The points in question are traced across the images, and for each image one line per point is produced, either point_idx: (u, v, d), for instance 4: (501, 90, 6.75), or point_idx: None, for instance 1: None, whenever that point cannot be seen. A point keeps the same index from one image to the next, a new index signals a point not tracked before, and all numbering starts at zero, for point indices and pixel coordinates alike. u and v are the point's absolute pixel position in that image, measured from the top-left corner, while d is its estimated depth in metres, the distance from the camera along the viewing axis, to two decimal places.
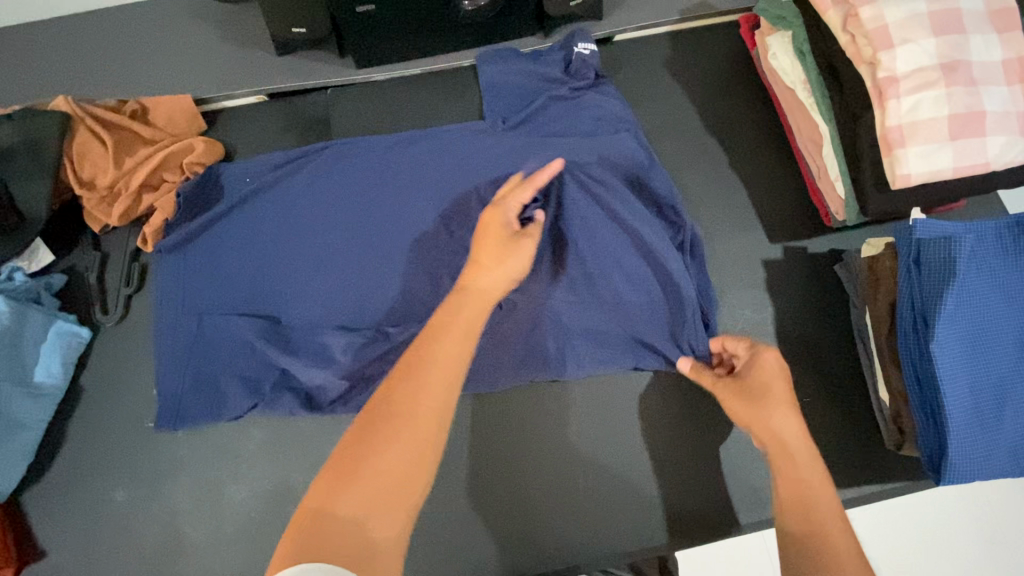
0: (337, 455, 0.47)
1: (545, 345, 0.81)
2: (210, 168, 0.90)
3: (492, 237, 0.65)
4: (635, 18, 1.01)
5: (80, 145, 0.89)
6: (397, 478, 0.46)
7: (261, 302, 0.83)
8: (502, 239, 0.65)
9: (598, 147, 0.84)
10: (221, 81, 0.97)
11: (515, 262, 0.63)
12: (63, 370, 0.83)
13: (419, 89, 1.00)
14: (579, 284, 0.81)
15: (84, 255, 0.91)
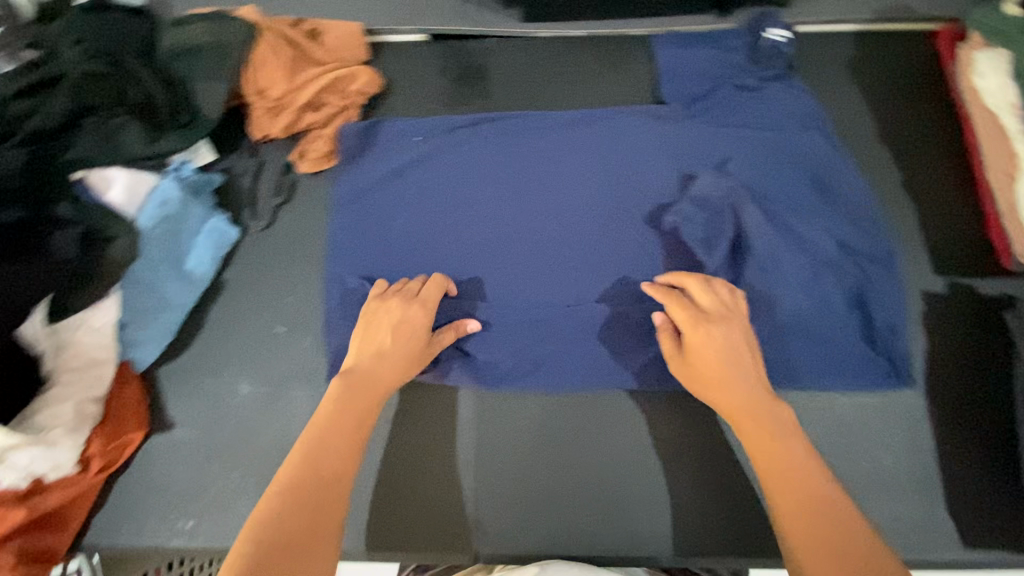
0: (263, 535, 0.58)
1: None
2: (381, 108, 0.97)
3: (388, 328, 0.77)
4: (820, 13, 0.96)
5: (260, 55, 0.92)
6: (312, 543, 0.59)
7: (423, 250, 0.89)
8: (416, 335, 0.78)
9: (778, 143, 0.88)
10: (395, 17, 1.01)
11: (398, 369, 0.75)
12: (212, 261, 0.88)
13: (580, 51, 0.98)
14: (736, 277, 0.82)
15: (242, 160, 0.96)
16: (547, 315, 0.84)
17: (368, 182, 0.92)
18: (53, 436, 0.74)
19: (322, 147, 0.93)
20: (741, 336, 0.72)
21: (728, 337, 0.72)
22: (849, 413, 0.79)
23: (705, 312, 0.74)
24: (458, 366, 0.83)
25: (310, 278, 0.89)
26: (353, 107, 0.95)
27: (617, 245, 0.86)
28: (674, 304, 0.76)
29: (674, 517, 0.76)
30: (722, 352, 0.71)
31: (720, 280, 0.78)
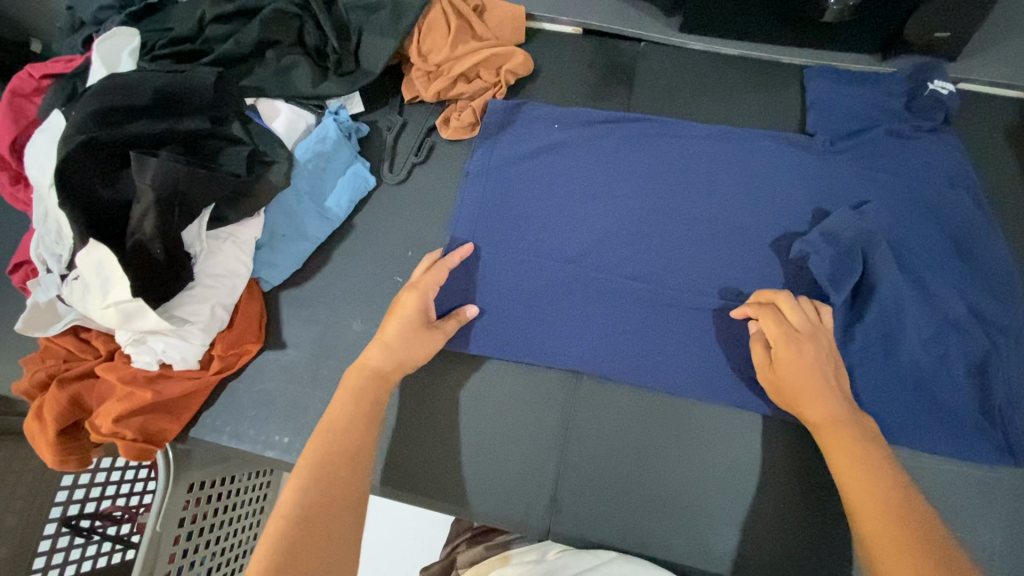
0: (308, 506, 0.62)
1: None
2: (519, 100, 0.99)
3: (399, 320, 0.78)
4: (989, 72, 0.94)
5: (431, 22, 0.97)
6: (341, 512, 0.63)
7: (545, 234, 0.91)
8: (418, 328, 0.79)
9: (922, 193, 0.87)
10: (557, 7, 1.04)
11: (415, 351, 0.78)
12: (347, 205, 0.94)
13: (730, 69, 1.00)
14: (857, 321, 0.80)
15: (388, 116, 1.01)
16: (652, 317, 0.85)
17: (504, 159, 0.96)
18: (188, 329, 0.81)
19: (466, 117, 0.97)
20: (825, 361, 0.72)
21: (819, 359, 0.72)
22: (952, 480, 0.77)
23: (797, 331, 0.74)
24: (561, 348, 0.85)
25: (433, 236, 0.94)
26: (502, 85, 0.99)
27: (739, 264, 0.86)
28: (768, 319, 0.75)
29: (752, 541, 0.76)
30: (814, 372, 0.71)
31: (805, 300, 0.79)
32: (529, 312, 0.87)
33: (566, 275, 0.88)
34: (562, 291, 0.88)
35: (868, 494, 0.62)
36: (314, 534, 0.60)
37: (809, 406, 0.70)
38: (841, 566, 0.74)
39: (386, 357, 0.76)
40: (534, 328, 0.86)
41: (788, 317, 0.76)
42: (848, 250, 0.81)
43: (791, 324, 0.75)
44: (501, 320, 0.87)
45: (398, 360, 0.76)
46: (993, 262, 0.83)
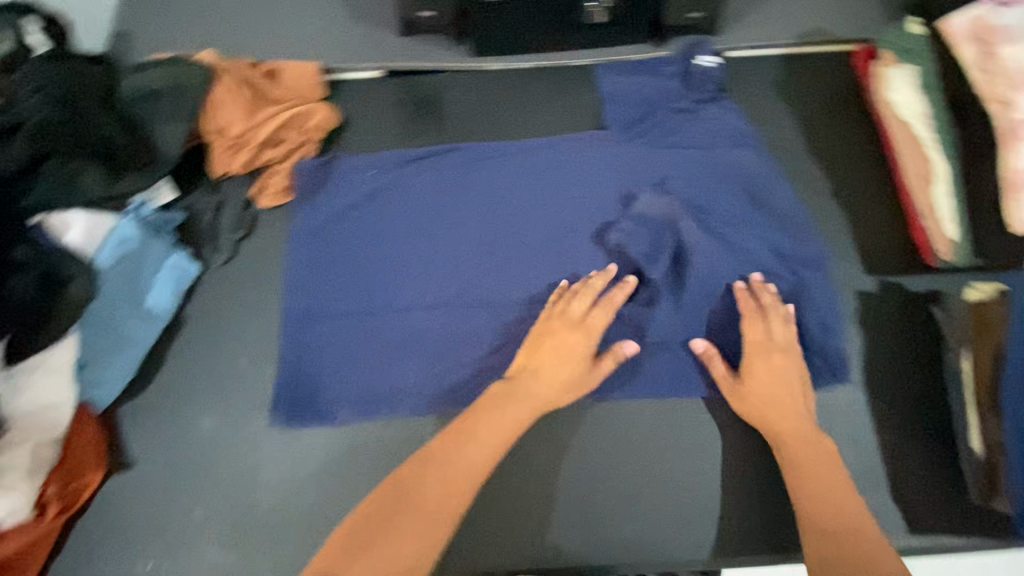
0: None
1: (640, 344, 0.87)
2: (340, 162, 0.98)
3: (551, 349, 0.82)
4: (750, 37, 1.03)
5: (218, 97, 0.95)
6: None
7: (384, 279, 0.92)
8: (582, 363, 0.82)
9: (715, 158, 0.96)
10: (347, 53, 1.03)
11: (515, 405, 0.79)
12: (172, 299, 0.89)
13: (527, 81, 1.04)
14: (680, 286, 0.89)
15: (202, 197, 0.97)
16: (503, 334, 0.88)
17: (330, 215, 0.96)
18: (8, 480, 0.73)
19: (280, 182, 0.96)
20: (797, 373, 0.81)
21: (797, 373, 0.81)
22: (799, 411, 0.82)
23: (780, 342, 0.82)
24: (422, 389, 0.86)
25: (273, 309, 0.91)
26: (311, 142, 0.98)
27: (568, 261, 0.92)
28: (756, 324, 0.83)
29: (635, 520, 0.79)
30: (790, 385, 0.80)
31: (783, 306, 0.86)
32: (382, 361, 0.87)
33: (411, 317, 0.89)
34: (411, 336, 0.88)
35: (824, 503, 0.72)
36: None
37: (779, 416, 0.78)
38: (715, 517, 0.79)
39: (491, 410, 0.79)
40: (393, 374, 0.86)
41: (776, 331, 0.83)
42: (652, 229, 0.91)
43: (777, 335, 0.82)
44: (356, 375, 0.86)
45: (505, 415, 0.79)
46: (782, 205, 0.93)
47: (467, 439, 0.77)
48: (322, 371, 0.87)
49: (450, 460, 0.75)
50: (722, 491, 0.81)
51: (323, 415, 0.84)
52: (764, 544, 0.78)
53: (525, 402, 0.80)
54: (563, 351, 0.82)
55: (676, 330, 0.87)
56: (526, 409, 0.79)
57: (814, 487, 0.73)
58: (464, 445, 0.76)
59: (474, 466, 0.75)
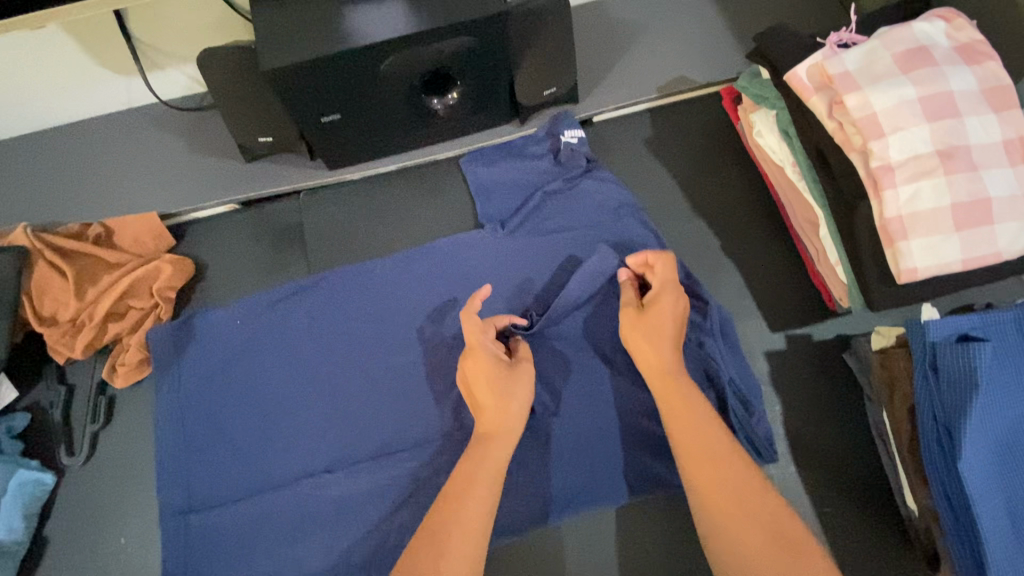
0: None
1: (556, 462, 0.80)
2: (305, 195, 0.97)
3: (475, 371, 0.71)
4: (613, 98, 0.99)
5: (43, 281, 0.84)
6: None
7: (266, 449, 0.81)
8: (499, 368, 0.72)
9: (602, 234, 0.91)
10: (190, 194, 0.94)
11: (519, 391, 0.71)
12: (25, 525, 0.78)
13: (395, 186, 0.98)
14: (587, 384, 0.83)
15: (48, 390, 0.86)
16: (406, 485, 0.78)
17: (196, 384, 0.84)
18: None
19: (132, 358, 0.85)
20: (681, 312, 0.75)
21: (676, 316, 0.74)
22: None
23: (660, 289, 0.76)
24: (325, 568, 0.75)
25: (146, 506, 0.80)
26: (163, 304, 0.87)
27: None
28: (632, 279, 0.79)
29: None
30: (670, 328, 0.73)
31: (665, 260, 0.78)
32: (276, 546, 0.76)
33: (300, 485, 0.79)
34: (304, 509, 0.78)
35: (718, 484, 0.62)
36: None
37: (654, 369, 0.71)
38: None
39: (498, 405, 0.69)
40: (291, 558, 0.76)
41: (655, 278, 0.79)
42: (547, 335, 0.85)
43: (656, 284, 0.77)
44: (252, 569, 0.75)
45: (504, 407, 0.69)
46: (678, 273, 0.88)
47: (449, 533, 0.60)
48: (213, 573, 0.75)
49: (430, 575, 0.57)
50: None
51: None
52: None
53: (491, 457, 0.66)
54: (485, 380, 0.71)
55: (595, 439, 0.81)
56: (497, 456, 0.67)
57: (706, 467, 0.63)
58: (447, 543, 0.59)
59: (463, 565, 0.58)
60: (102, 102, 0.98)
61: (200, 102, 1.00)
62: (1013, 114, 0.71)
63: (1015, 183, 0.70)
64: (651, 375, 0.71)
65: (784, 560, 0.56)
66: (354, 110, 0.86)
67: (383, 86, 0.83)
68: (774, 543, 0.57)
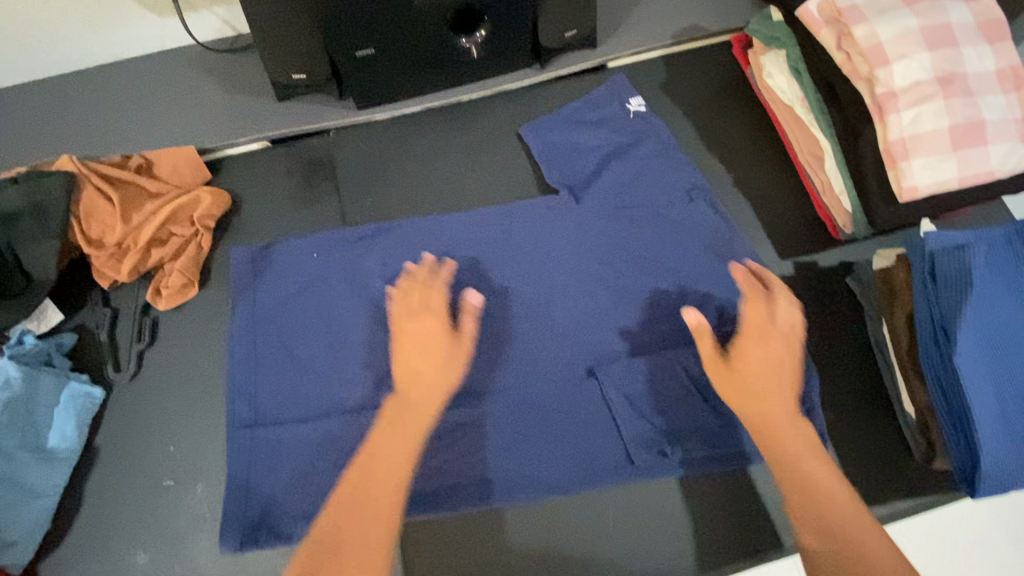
0: (320, 536, 0.57)
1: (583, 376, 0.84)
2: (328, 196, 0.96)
3: (415, 341, 0.71)
4: (628, 45, 1.04)
5: (88, 206, 0.88)
6: (383, 493, 0.60)
7: (310, 366, 0.86)
8: (444, 340, 0.71)
9: (621, 174, 0.97)
10: (226, 130, 0.98)
11: (450, 360, 0.70)
12: (78, 433, 0.82)
13: (421, 126, 1.02)
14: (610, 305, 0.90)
15: (93, 312, 0.90)
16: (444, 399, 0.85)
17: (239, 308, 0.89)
18: None
19: (175, 282, 0.89)
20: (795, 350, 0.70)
21: (789, 346, 0.70)
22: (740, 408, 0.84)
23: (781, 324, 0.72)
24: None
25: (193, 418, 0.85)
26: (203, 232, 0.91)
27: (498, 305, 0.90)
28: (753, 306, 0.73)
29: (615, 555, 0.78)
30: (782, 364, 0.68)
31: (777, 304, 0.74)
32: (319, 450, 0.81)
33: (342, 398, 0.84)
34: (345, 416, 0.83)
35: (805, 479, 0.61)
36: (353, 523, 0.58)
37: (765, 372, 0.68)
38: (694, 544, 0.79)
39: (420, 353, 0.70)
40: (333, 460, 0.80)
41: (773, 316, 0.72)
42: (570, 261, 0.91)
43: (773, 320, 0.72)
44: (298, 476, 0.80)
45: (438, 374, 0.69)
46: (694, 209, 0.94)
47: (378, 451, 0.63)
48: (259, 476, 0.80)
49: (379, 487, 0.60)
50: (690, 497, 0.82)
51: (273, 528, 0.78)
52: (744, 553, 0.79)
53: (410, 408, 0.66)
54: (415, 342, 0.71)
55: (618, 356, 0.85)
56: (404, 438, 0.64)
57: (807, 483, 0.60)
58: (360, 510, 0.59)
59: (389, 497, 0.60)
60: (137, 42, 1.02)
61: (233, 45, 1.04)
62: (1005, 46, 0.77)
63: (1006, 108, 0.76)
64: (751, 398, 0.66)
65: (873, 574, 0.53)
66: (388, 45, 0.90)
67: (416, 21, 0.88)
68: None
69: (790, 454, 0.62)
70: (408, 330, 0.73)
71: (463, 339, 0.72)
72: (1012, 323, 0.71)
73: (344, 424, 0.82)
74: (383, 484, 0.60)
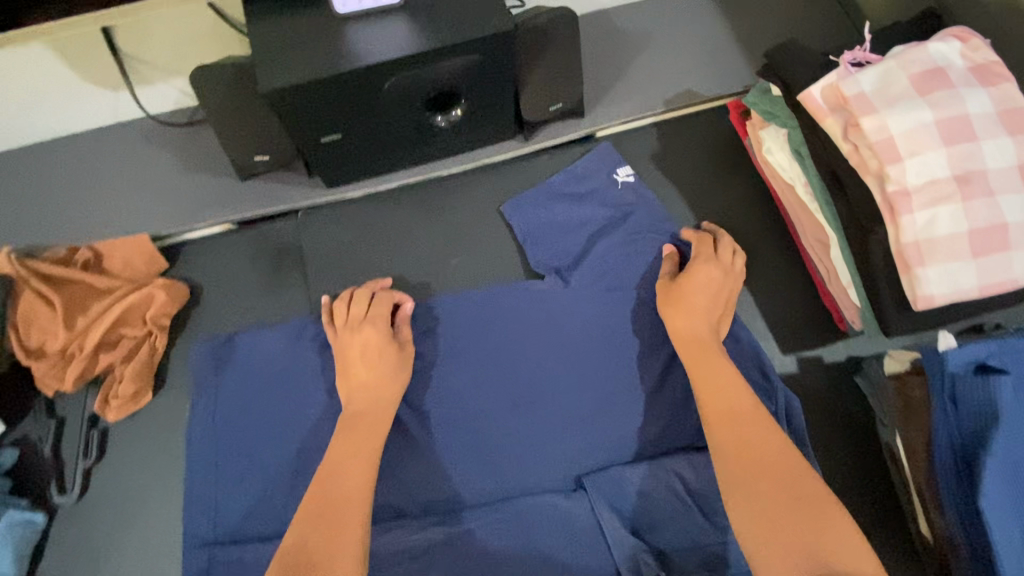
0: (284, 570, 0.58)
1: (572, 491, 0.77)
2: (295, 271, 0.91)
3: (360, 356, 0.78)
4: (617, 113, 0.97)
5: (29, 311, 0.80)
6: (351, 496, 0.65)
7: (271, 485, 0.78)
8: (386, 351, 0.78)
9: (614, 256, 0.89)
10: (183, 214, 0.90)
11: (387, 367, 0.77)
12: (15, 568, 0.74)
13: (396, 204, 0.95)
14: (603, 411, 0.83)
15: (37, 423, 0.82)
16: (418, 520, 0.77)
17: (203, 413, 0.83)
18: None
19: (126, 390, 0.81)
20: (725, 289, 0.79)
21: (720, 284, 0.79)
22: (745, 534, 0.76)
23: (728, 269, 0.80)
24: None
25: (148, 544, 0.78)
26: (158, 332, 0.84)
27: (480, 408, 0.83)
28: (702, 244, 0.83)
29: None
30: (713, 294, 0.78)
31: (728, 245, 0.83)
32: None
33: None
34: None
35: (724, 415, 0.66)
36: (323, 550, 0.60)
37: (696, 316, 0.76)
38: None
39: (365, 386, 0.76)
40: None
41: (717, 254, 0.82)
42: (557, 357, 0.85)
43: (721, 259, 0.81)
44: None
45: (384, 387, 0.76)
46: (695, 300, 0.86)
47: (332, 474, 0.67)
48: None
49: (336, 526, 0.62)
50: None
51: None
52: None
53: (365, 426, 0.72)
54: (361, 359, 0.77)
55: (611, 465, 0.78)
56: (367, 444, 0.70)
57: (737, 437, 0.64)
58: (340, 536, 0.61)
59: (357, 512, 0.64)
60: (86, 117, 0.94)
61: (191, 117, 0.96)
62: None
63: None
64: (684, 345, 0.75)
65: (806, 530, 0.56)
66: (355, 129, 0.82)
67: (384, 106, 0.80)
68: (798, 528, 0.57)
69: (751, 449, 0.63)
70: (347, 362, 0.78)
71: (398, 355, 0.79)
72: None
73: None
74: (349, 487, 0.66)
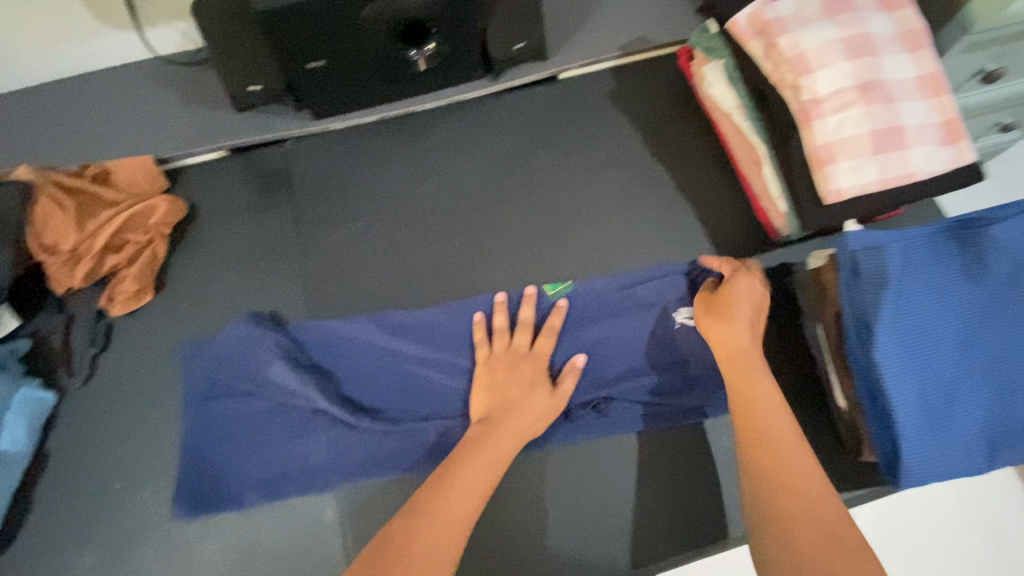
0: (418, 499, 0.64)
1: None
2: (285, 203, 1.00)
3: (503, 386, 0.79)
4: (577, 56, 1.07)
5: (43, 214, 0.90)
6: (483, 481, 0.67)
7: (254, 390, 0.84)
8: (540, 384, 0.80)
9: (573, 182, 1.00)
10: (184, 140, 1.01)
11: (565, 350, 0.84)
12: (29, 437, 0.83)
13: (378, 136, 1.05)
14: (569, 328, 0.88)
15: (50, 318, 0.91)
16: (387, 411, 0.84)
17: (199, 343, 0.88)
18: None
19: (129, 287, 0.90)
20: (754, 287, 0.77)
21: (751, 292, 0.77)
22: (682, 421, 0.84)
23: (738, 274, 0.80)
24: (315, 473, 0.81)
25: (143, 422, 0.86)
26: (158, 239, 0.94)
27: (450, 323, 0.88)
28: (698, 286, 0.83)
29: (562, 550, 0.79)
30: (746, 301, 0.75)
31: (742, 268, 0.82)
32: (264, 456, 0.82)
33: (287, 426, 0.83)
34: (289, 442, 0.82)
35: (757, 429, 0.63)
36: (447, 493, 0.64)
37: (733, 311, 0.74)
38: (642, 542, 0.80)
39: (522, 415, 0.76)
40: (280, 466, 0.81)
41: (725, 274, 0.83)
42: (520, 265, 0.94)
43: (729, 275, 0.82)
44: (256, 455, 0.82)
45: (531, 416, 0.77)
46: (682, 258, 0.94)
47: (474, 450, 0.71)
48: (219, 471, 0.81)
49: (461, 470, 0.68)
50: (635, 497, 0.82)
51: (229, 501, 0.80)
52: (692, 543, 0.80)
53: (495, 453, 0.71)
54: (519, 380, 0.80)
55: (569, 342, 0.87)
56: (500, 453, 0.71)
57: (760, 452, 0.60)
58: (450, 489, 0.65)
59: (465, 512, 0.63)
60: (97, 56, 1.04)
61: (192, 58, 1.07)
62: (924, 54, 0.81)
63: (926, 114, 0.80)
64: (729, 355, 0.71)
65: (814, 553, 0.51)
66: (337, 57, 0.92)
67: (361, 35, 0.89)
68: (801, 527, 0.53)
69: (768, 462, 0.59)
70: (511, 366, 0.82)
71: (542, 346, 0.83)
72: (935, 319, 0.74)
73: (288, 469, 0.81)
74: (478, 463, 0.69)
